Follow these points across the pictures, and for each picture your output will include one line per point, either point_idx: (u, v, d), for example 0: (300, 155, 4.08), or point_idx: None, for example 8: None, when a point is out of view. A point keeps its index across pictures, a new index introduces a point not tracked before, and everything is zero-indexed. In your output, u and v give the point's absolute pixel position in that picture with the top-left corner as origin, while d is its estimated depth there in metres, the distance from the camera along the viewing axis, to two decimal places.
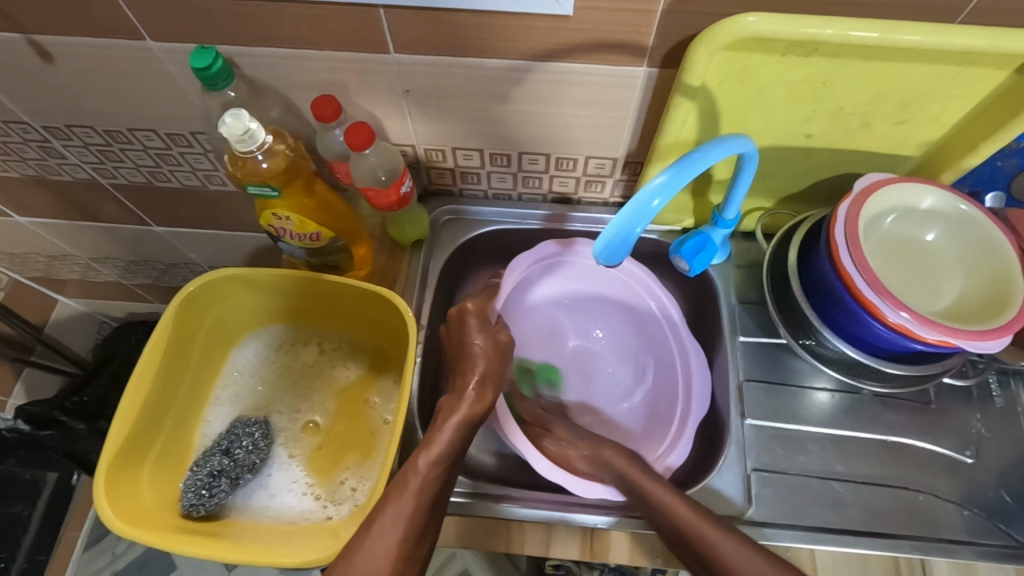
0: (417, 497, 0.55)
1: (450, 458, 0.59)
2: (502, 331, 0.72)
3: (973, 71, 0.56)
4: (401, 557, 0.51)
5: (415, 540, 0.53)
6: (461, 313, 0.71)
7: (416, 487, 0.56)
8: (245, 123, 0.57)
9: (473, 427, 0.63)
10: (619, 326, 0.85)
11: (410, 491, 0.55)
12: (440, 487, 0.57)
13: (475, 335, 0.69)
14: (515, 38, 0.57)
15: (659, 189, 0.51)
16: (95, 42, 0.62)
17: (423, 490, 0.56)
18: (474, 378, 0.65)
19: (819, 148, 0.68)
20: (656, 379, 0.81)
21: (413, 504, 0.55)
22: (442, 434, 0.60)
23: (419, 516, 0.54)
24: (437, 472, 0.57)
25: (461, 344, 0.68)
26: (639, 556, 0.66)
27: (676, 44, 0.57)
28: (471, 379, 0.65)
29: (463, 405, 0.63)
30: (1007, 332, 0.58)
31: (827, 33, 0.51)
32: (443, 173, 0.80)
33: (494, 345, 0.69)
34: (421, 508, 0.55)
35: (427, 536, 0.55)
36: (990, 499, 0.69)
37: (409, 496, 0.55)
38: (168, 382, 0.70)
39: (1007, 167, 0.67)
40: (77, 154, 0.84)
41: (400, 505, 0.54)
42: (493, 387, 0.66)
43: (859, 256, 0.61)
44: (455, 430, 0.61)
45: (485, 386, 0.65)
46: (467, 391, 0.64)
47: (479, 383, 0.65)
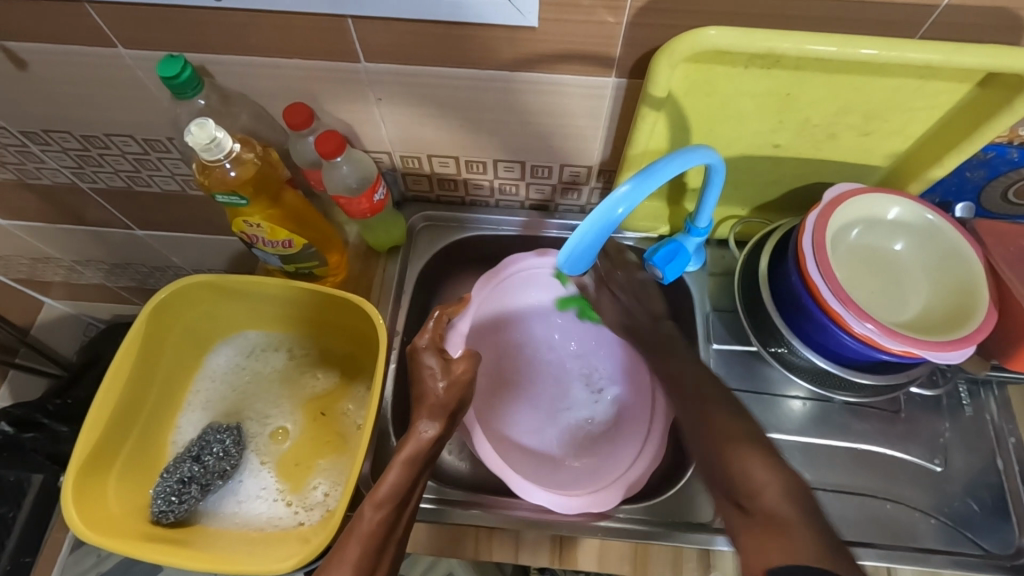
0: (367, 542, 0.55)
1: (398, 500, 0.58)
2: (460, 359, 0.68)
3: (935, 85, 0.57)
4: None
5: None
6: (413, 349, 0.68)
7: (362, 533, 0.56)
8: (210, 132, 0.57)
9: (424, 463, 0.62)
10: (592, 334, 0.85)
11: (356, 538, 0.55)
12: (391, 530, 0.57)
13: (430, 366, 0.67)
14: (485, 48, 0.58)
15: (622, 198, 0.51)
16: (66, 50, 0.62)
17: (370, 534, 0.56)
18: (425, 412, 0.65)
19: (789, 158, 0.69)
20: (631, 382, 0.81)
21: (359, 547, 0.55)
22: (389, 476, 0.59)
23: (363, 561, 0.54)
24: (382, 517, 0.57)
25: (416, 380, 0.67)
26: (607, 563, 0.67)
27: (642, 55, 0.57)
28: (421, 417, 0.64)
29: (412, 443, 0.62)
30: (970, 342, 0.58)
31: (786, 47, 0.52)
32: (420, 179, 0.80)
33: (453, 381, 0.67)
34: (368, 552, 0.55)
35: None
36: (958, 508, 0.69)
37: (355, 540, 0.55)
38: (139, 388, 0.71)
39: (975, 177, 0.67)
40: (55, 159, 0.84)
41: (346, 552, 0.55)
42: (443, 419, 0.65)
43: (823, 267, 0.61)
44: (404, 467, 0.60)
45: (432, 420, 0.64)
46: (417, 428, 0.64)
47: (429, 418, 0.64)
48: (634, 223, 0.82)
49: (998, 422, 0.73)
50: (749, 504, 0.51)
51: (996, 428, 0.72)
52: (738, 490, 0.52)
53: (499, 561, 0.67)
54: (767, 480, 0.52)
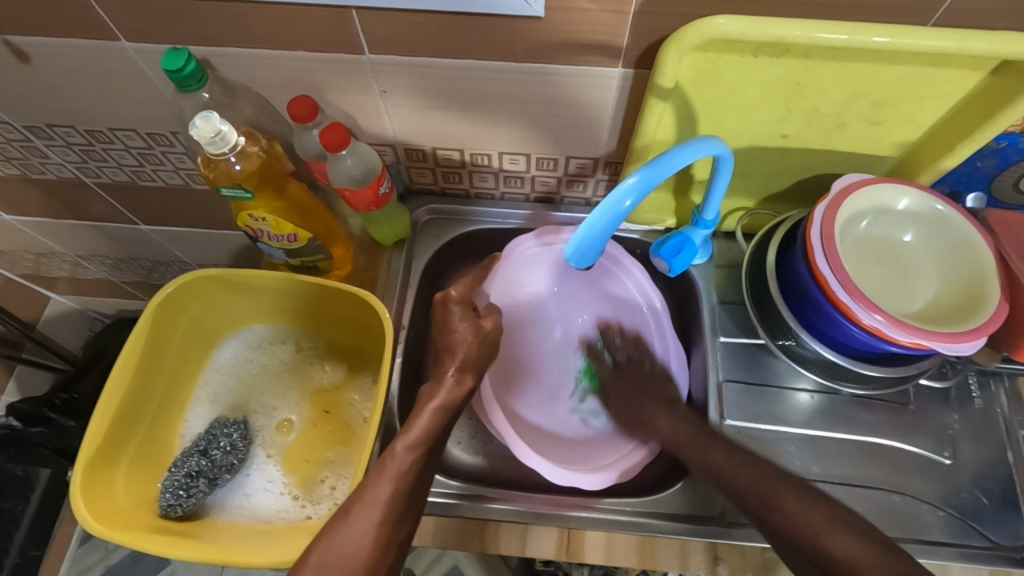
0: (394, 481, 0.55)
1: (427, 443, 0.59)
2: (487, 317, 0.69)
3: (947, 72, 0.56)
4: (375, 541, 0.52)
5: (393, 522, 0.53)
6: (444, 299, 0.68)
7: (394, 473, 0.56)
8: (215, 125, 0.57)
9: (452, 413, 0.63)
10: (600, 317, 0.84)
11: (386, 478, 0.55)
12: (418, 472, 0.57)
13: (460, 322, 0.67)
14: (491, 39, 0.57)
15: (629, 190, 0.51)
16: (68, 43, 0.62)
17: (401, 474, 0.56)
18: (454, 364, 0.64)
19: (797, 149, 0.68)
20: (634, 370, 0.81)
21: (390, 488, 0.55)
22: (420, 421, 0.60)
23: (395, 499, 0.54)
24: (414, 458, 0.58)
25: (444, 331, 0.67)
26: (613, 556, 0.67)
27: (649, 44, 0.57)
28: (450, 366, 0.64)
29: (443, 392, 0.63)
30: (980, 334, 0.58)
31: (796, 35, 0.51)
32: (425, 172, 0.80)
33: (482, 336, 0.67)
34: (398, 493, 0.55)
35: (406, 520, 0.54)
36: (966, 500, 0.69)
37: (387, 482, 0.55)
38: (145, 383, 0.71)
39: (986, 167, 0.67)
40: (59, 154, 0.84)
41: (376, 491, 0.54)
42: (473, 372, 0.66)
43: (832, 258, 0.61)
44: (435, 413, 0.61)
45: (464, 372, 0.64)
46: (447, 377, 0.64)
47: (459, 370, 0.64)
48: (640, 215, 0.81)
49: (1007, 414, 0.72)
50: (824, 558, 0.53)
51: (1006, 420, 0.72)
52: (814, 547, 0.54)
53: (506, 554, 0.67)
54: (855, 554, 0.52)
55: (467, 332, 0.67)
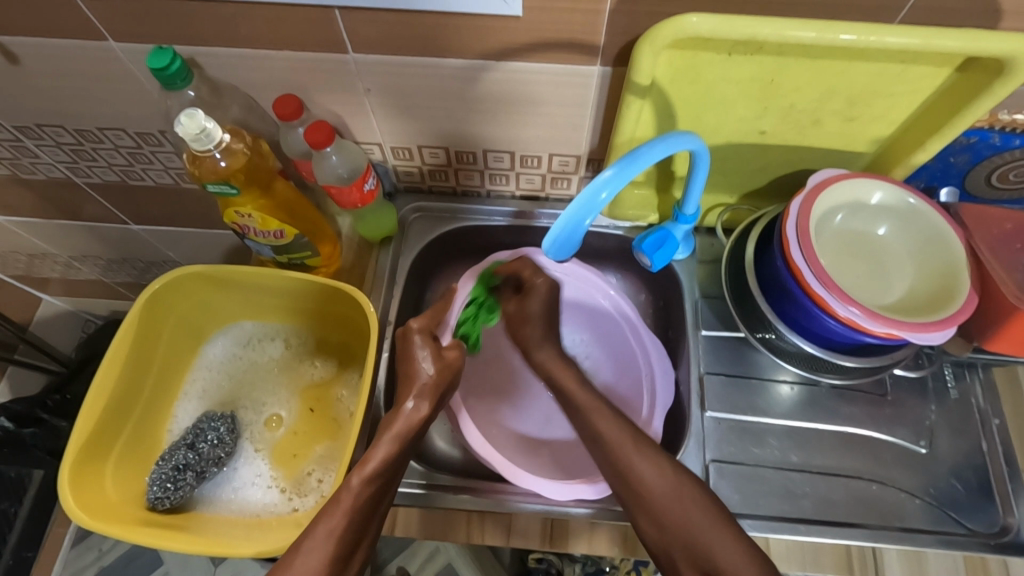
0: (348, 517, 0.56)
1: (386, 474, 0.60)
2: (451, 347, 0.70)
3: (915, 69, 0.57)
4: None
5: (343, 559, 0.55)
6: (405, 331, 0.69)
7: (349, 505, 0.57)
8: (200, 123, 0.58)
9: (411, 439, 0.64)
10: (582, 325, 0.86)
11: (340, 511, 0.56)
12: (375, 501, 0.58)
13: (420, 351, 0.67)
14: (470, 37, 0.58)
15: (606, 183, 0.52)
16: (56, 43, 0.63)
17: (356, 508, 0.57)
18: (413, 391, 0.65)
19: (775, 145, 0.70)
20: (623, 369, 0.83)
21: (343, 524, 0.56)
22: (378, 450, 0.61)
23: (347, 534, 0.56)
24: (371, 490, 0.58)
25: (405, 361, 0.67)
26: (596, 547, 0.68)
27: (626, 42, 0.58)
28: (409, 393, 0.65)
29: (401, 420, 0.63)
30: (951, 324, 0.59)
31: (765, 33, 0.52)
32: (411, 170, 0.81)
33: (443, 364, 0.67)
34: (351, 527, 0.56)
35: (356, 555, 0.57)
36: (942, 489, 0.70)
37: (340, 515, 0.56)
38: (133, 377, 0.72)
39: (959, 162, 0.68)
40: (49, 154, 0.85)
41: (331, 523, 0.56)
42: (431, 398, 0.66)
43: (806, 251, 0.62)
44: (392, 444, 0.61)
45: (422, 400, 0.65)
46: (403, 405, 0.65)
47: (418, 397, 0.65)
48: (623, 211, 0.81)
49: (982, 405, 0.74)
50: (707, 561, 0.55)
51: (981, 411, 0.73)
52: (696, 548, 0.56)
53: (490, 545, 0.68)
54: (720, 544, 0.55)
55: (428, 359, 0.67)
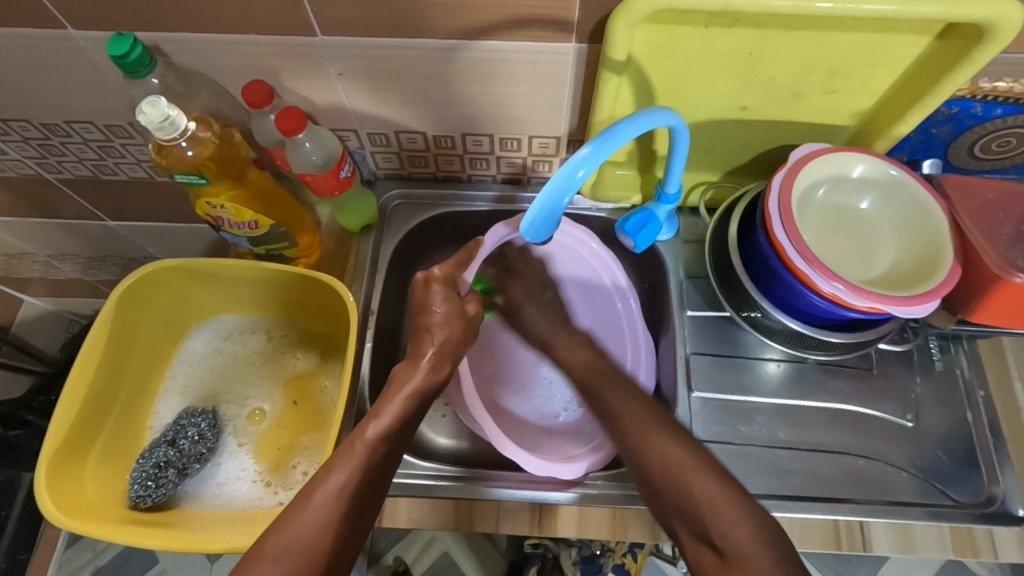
0: (361, 469, 0.55)
1: (397, 431, 0.59)
2: (469, 300, 0.69)
3: (895, 38, 0.57)
4: (337, 530, 0.52)
5: (356, 512, 0.53)
6: (427, 278, 0.67)
7: (361, 459, 0.56)
8: (163, 110, 0.56)
9: (426, 399, 0.63)
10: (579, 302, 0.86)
11: (353, 464, 0.55)
12: (388, 456, 0.58)
13: (440, 303, 0.66)
14: (443, 15, 0.57)
15: (582, 161, 0.51)
16: (14, 33, 0.61)
17: (368, 462, 0.56)
18: (433, 349, 0.64)
19: (756, 121, 0.69)
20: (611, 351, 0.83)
21: (356, 478, 0.55)
22: (391, 406, 0.61)
23: (360, 487, 0.54)
24: (383, 447, 0.58)
25: (422, 311, 0.66)
26: (586, 529, 0.68)
27: (600, 18, 0.57)
28: (428, 350, 0.64)
29: (417, 377, 0.63)
30: (933, 296, 0.59)
31: (741, 4, 0.51)
32: (390, 157, 0.80)
33: (463, 319, 0.67)
34: (363, 482, 0.55)
35: (370, 510, 0.55)
36: (929, 462, 0.70)
37: (352, 469, 0.55)
38: (111, 375, 0.70)
39: (941, 134, 0.68)
40: (17, 149, 0.83)
41: (342, 478, 0.54)
42: (451, 359, 0.66)
43: (789, 227, 0.62)
44: (406, 401, 0.61)
45: (442, 361, 0.65)
46: (424, 362, 0.64)
47: (437, 355, 0.64)
48: (606, 193, 0.80)
49: (968, 376, 0.74)
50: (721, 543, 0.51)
51: (967, 383, 0.74)
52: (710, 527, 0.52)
53: (480, 530, 0.67)
54: (732, 519, 0.52)
55: (448, 314, 0.66)
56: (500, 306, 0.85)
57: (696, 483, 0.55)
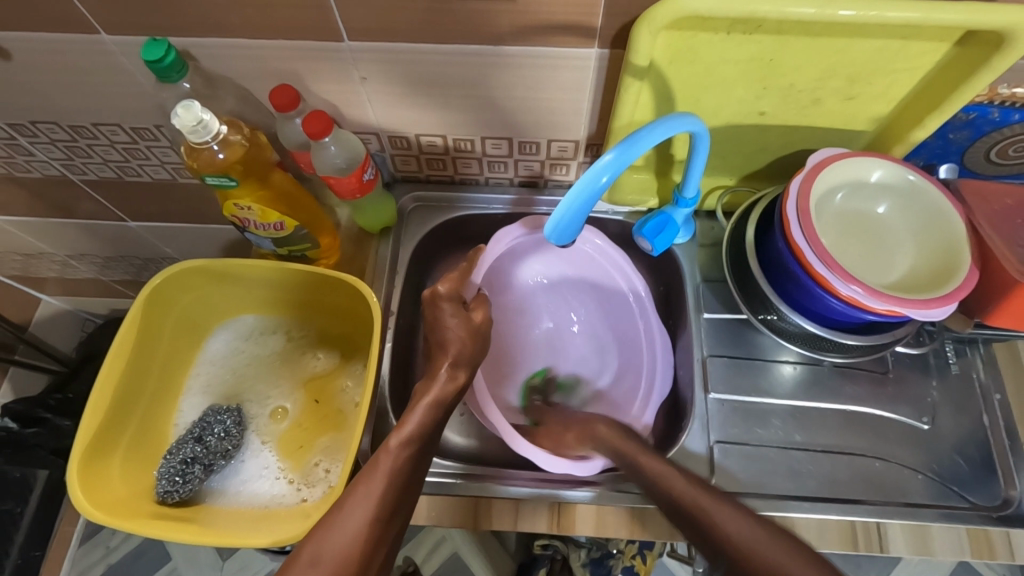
0: (389, 478, 0.56)
1: (421, 439, 0.60)
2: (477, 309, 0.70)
3: (915, 45, 0.57)
4: (369, 536, 0.52)
5: (386, 518, 0.53)
6: (433, 297, 0.68)
7: (387, 469, 0.56)
8: (196, 114, 0.58)
9: (446, 407, 0.64)
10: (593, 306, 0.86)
11: (380, 474, 0.56)
12: (412, 463, 0.58)
13: (450, 318, 0.67)
14: (469, 22, 0.58)
15: (606, 166, 0.52)
16: (49, 38, 0.62)
17: (395, 471, 0.57)
18: (447, 360, 0.65)
19: (774, 125, 0.69)
20: (626, 353, 0.83)
21: (383, 485, 0.55)
22: (412, 417, 0.61)
23: (388, 496, 0.55)
24: (407, 453, 0.58)
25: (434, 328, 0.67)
26: (604, 529, 0.68)
27: (624, 24, 0.58)
28: (443, 362, 0.65)
29: (434, 388, 0.64)
30: (952, 300, 0.60)
31: (765, 12, 0.52)
32: (410, 160, 0.81)
33: (475, 329, 0.68)
34: (392, 488, 0.55)
35: (398, 519, 0.55)
36: (945, 465, 0.71)
37: (379, 478, 0.56)
38: (138, 373, 0.72)
39: (958, 139, 0.68)
40: (44, 151, 0.84)
41: (370, 487, 0.55)
42: (467, 366, 0.67)
43: (808, 231, 0.62)
44: (426, 410, 0.62)
45: (457, 368, 0.66)
46: (439, 373, 0.65)
47: (452, 364, 0.65)
48: (622, 196, 0.81)
49: (983, 380, 0.74)
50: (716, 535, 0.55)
51: (983, 387, 0.74)
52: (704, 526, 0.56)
53: (499, 529, 0.68)
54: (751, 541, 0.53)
55: (460, 327, 0.67)
56: (513, 309, 0.86)
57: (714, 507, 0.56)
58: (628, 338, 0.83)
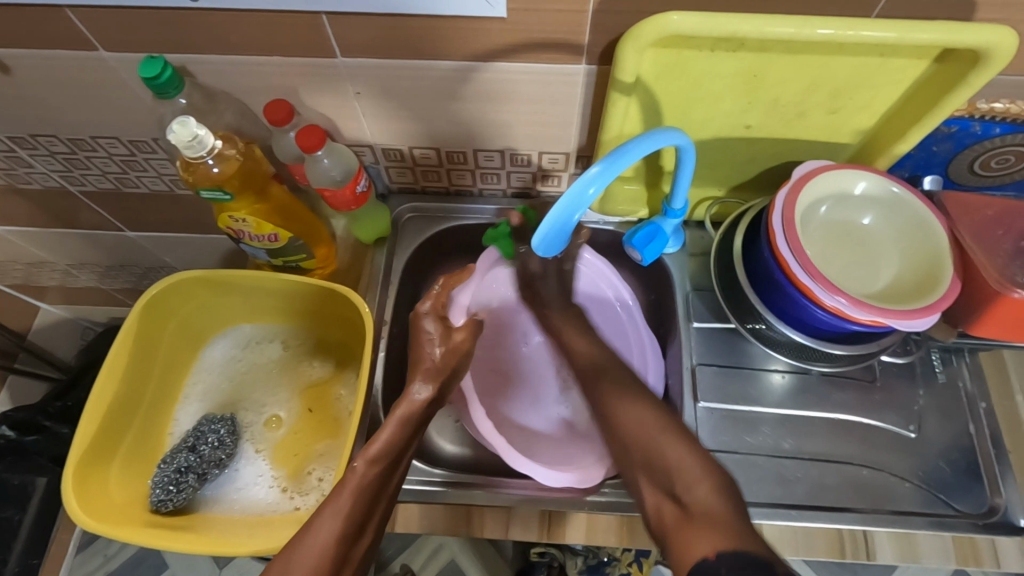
0: (355, 497, 0.57)
1: (391, 455, 0.61)
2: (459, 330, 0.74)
3: (894, 62, 0.59)
4: (334, 554, 0.53)
5: (351, 535, 0.55)
6: (416, 314, 0.73)
7: (356, 485, 0.58)
8: (192, 130, 0.59)
9: (416, 423, 0.66)
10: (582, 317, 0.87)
11: (347, 491, 0.57)
12: (382, 481, 0.59)
13: (430, 332, 0.72)
14: (458, 39, 0.59)
15: (592, 179, 0.53)
16: (49, 54, 0.64)
17: (363, 486, 0.58)
18: (421, 375, 0.68)
19: (760, 138, 0.71)
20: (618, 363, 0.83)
21: (351, 500, 0.56)
22: (382, 433, 0.62)
23: (355, 514, 0.56)
24: (376, 470, 0.59)
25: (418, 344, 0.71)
26: (594, 536, 0.69)
27: (610, 42, 0.59)
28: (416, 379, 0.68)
29: (406, 404, 0.66)
30: (935, 310, 0.61)
31: (745, 30, 0.54)
32: (403, 171, 0.82)
33: (451, 348, 0.72)
34: (359, 505, 0.57)
35: (364, 535, 0.56)
36: (932, 472, 0.72)
37: (347, 494, 0.57)
38: (134, 382, 0.72)
39: (941, 151, 0.69)
40: (44, 163, 0.86)
41: (338, 504, 0.56)
42: (435, 381, 0.69)
43: (793, 242, 0.63)
44: (398, 424, 0.64)
45: (425, 382, 0.68)
46: (412, 389, 0.68)
47: (423, 380, 0.68)
48: (614, 206, 0.83)
49: (970, 388, 0.75)
50: (686, 498, 0.53)
51: (969, 395, 0.75)
52: (676, 483, 0.55)
53: (490, 537, 0.69)
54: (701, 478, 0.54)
55: (435, 336, 0.72)
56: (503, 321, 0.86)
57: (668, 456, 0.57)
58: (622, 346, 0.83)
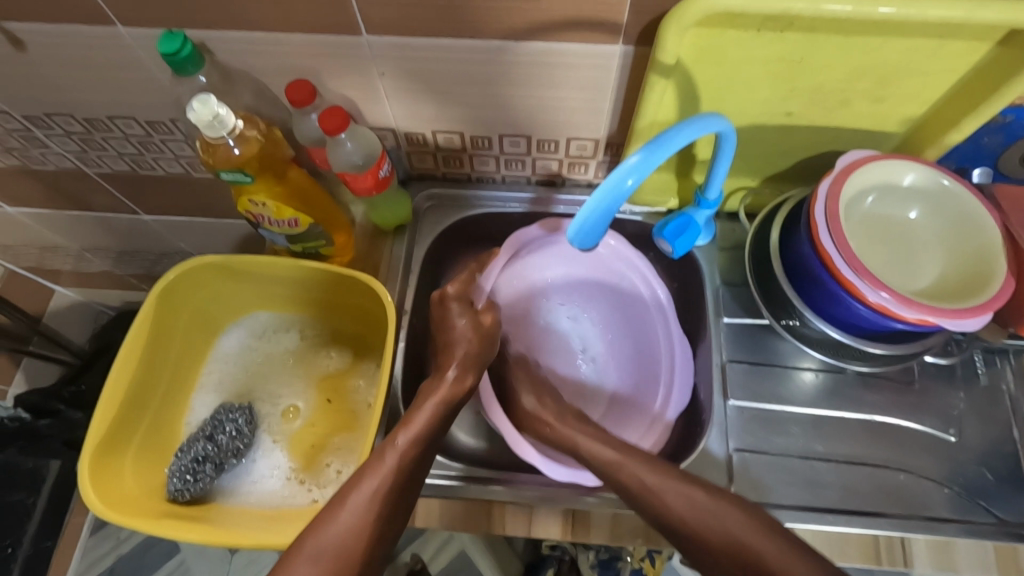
0: (392, 475, 0.55)
1: (427, 438, 0.59)
2: (485, 312, 0.71)
3: (953, 45, 0.55)
4: (370, 534, 0.52)
5: (387, 516, 0.54)
6: (442, 297, 0.70)
7: (392, 465, 0.56)
8: (212, 109, 0.57)
9: (453, 409, 0.64)
10: (607, 306, 0.84)
11: (384, 470, 0.56)
12: (418, 463, 0.58)
13: (457, 318, 0.69)
14: (491, 16, 0.56)
15: (632, 168, 0.50)
16: (64, 29, 0.62)
17: (399, 468, 0.56)
18: (455, 360, 0.66)
19: (801, 127, 0.68)
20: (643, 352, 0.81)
21: (387, 482, 0.55)
22: (420, 414, 0.61)
23: (391, 496, 0.54)
24: (413, 452, 0.58)
25: (443, 326, 0.69)
26: (618, 536, 0.67)
27: (650, 21, 0.56)
28: (453, 362, 0.66)
29: (443, 388, 0.63)
30: (987, 309, 0.57)
31: (798, 8, 0.50)
32: (425, 157, 0.80)
33: (482, 332, 0.69)
34: (394, 487, 0.55)
35: (399, 516, 0.55)
36: (972, 479, 0.69)
37: (384, 475, 0.55)
38: (150, 369, 0.71)
39: (993, 143, 0.66)
40: (59, 143, 0.84)
41: (374, 483, 0.55)
42: (474, 370, 0.66)
43: (836, 235, 0.60)
44: (436, 407, 0.62)
45: (465, 371, 0.65)
46: (448, 374, 0.65)
47: (460, 368, 0.65)
48: (642, 196, 0.80)
49: (1013, 392, 0.72)
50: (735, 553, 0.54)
51: (1012, 399, 0.72)
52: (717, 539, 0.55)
53: (512, 535, 0.67)
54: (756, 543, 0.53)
55: (467, 327, 0.68)
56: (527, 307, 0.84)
57: (723, 512, 0.56)
58: (649, 341, 0.81)
